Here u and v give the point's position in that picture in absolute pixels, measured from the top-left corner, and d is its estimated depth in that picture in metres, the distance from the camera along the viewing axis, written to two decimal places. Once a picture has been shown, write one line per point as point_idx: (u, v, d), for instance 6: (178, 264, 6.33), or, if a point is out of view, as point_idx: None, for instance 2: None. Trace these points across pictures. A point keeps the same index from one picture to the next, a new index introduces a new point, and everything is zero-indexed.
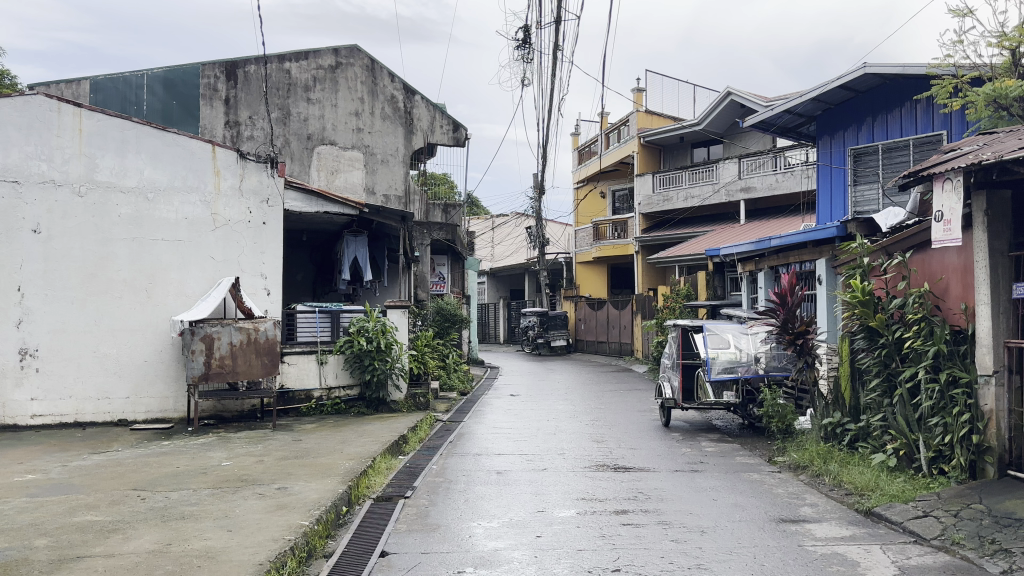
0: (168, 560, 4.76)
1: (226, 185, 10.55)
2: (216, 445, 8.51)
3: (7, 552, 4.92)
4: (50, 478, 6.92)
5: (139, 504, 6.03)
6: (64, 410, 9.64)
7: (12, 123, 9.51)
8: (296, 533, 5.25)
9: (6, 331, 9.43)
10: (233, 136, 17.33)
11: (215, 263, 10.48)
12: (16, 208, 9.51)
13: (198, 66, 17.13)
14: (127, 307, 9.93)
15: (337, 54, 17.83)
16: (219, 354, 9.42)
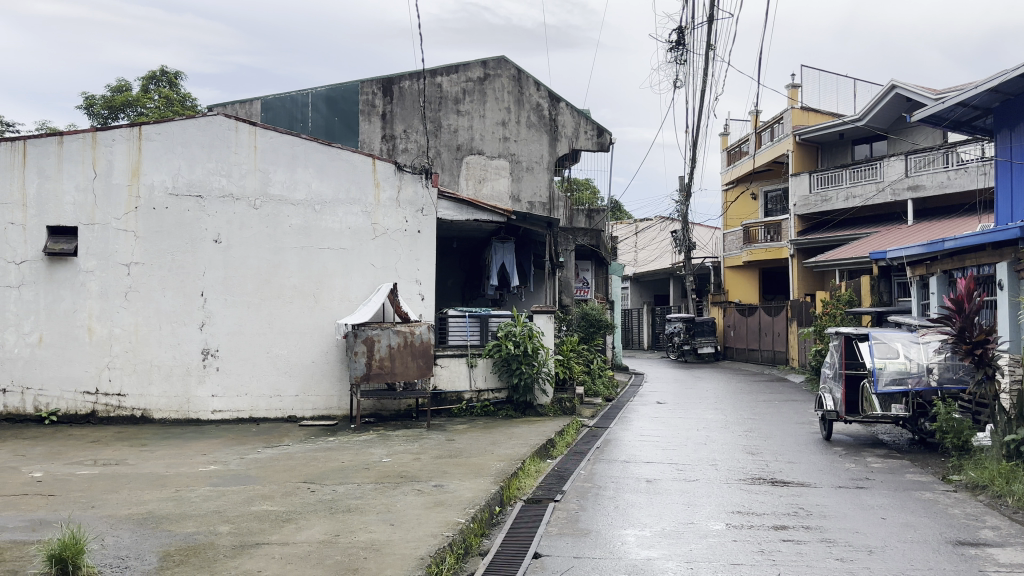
0: (337, 551, 5.04)
1: (385, 197, 11.04)
2: (376, 442, 8.92)
3: (196, 536, 5.37)
4: (231, 469, 7.50)
5: (308, 496, 6.42)
6: (241, 406, 10.39)
7: (197, 142, 10.42)
8: (453, 529, 5.41)
9: (191, 332, 10.30)
10: (389, 149, 18.13)
11: (375, 269, 10.99)
12: (200, 220, 10.38)
13: (357, 83, 18.05)
14: (296, 312, 10.60)
15: (485, 66, 18.29)
16: (379, 355, 9.87)
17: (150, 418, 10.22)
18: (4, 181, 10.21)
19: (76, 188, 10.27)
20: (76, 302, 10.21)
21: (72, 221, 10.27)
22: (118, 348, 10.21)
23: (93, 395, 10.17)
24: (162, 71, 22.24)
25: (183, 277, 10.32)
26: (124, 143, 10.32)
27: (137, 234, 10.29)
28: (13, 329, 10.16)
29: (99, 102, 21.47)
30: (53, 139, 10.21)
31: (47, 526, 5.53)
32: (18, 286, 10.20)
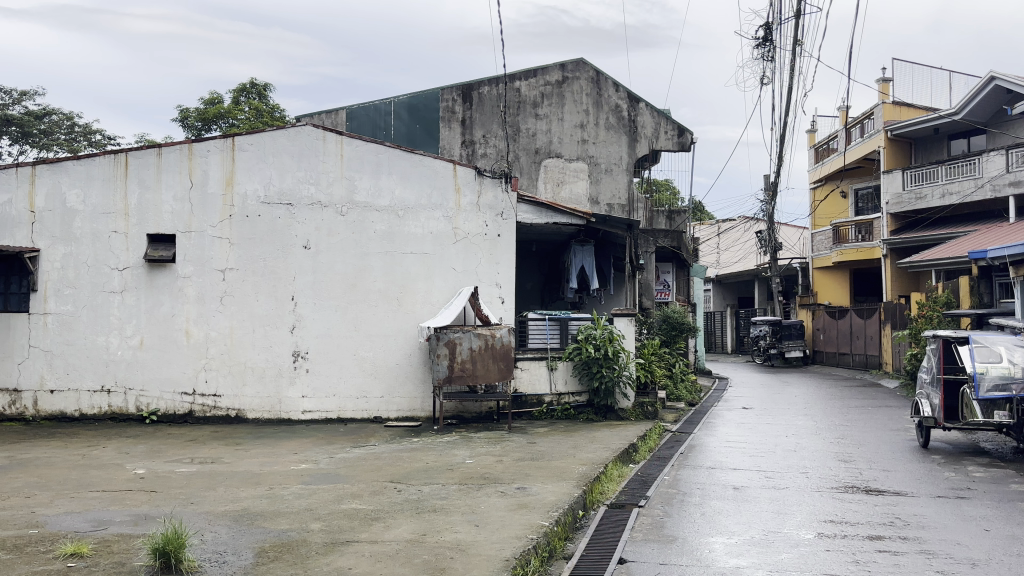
0: (425, 550, 5.13)
1: (466, 202, 11.15)
2: (459, 444, 9.03)
3: (289, 533, 5.55)
4: (320, 467, 7.72)
5: (395, 495, 6.55)
6: (329, 407, 10.69)
7: (287, 152, 10.79)
8: (538, 532, 5.43)
9: (282, 335, 10.67)
10: (469, 154, 18.34)
11: (456, 273, 11.11)
12: (290, 227, 10.75)
13: (437, 90, 18.32)
14: (381, 315, 10.83)
15: (563, 69, 18.32)
16: (461, 358, 9.99)
17: (244, 418, 10.61)
18: (109, 191, 10.73)
19: (175, 198, 10.75)
20: (175, 307, 10.69)
21: (170, 229, 10.75)
22: (214, 350, 10.65)
23: (191, 396, 10.63)
24: (252, 83, 23.07)
25: (275, 282, 10.70)
26: (218, 154, 10.76)
27: (231, 241, 10.72)
28: (116, 333, 10.66)
29: (194, 114, 22.49)
30: (153, 151, 10.72)
31: (152, 521, 5.81)
32: (121, 291, 10.69)
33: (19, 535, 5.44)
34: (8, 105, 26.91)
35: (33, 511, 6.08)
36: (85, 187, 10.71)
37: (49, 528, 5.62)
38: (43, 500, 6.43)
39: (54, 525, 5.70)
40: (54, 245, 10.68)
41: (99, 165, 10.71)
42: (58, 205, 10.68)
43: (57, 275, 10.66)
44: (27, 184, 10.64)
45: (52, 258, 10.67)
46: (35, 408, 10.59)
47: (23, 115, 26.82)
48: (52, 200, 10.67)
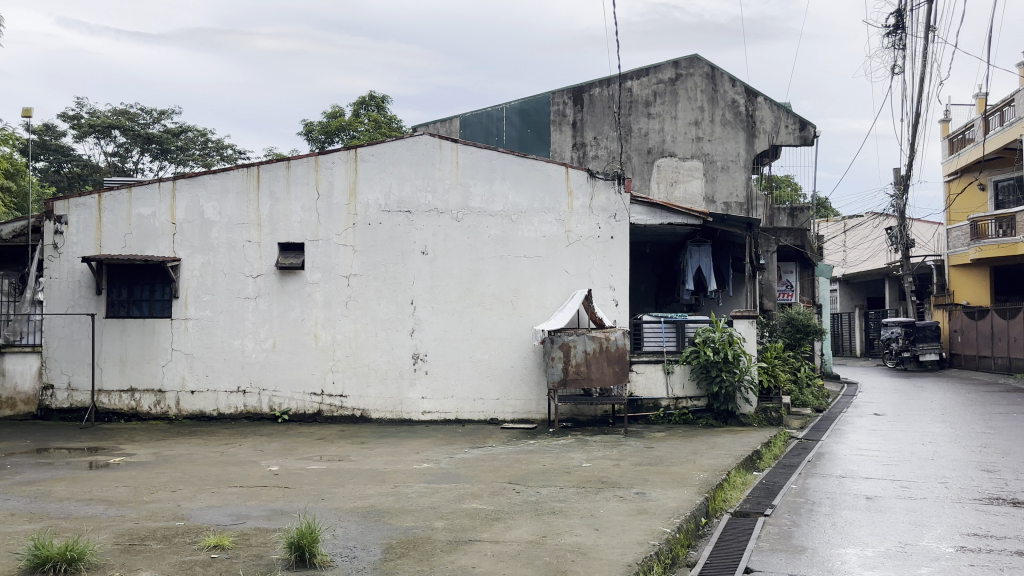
0: (545, 552, 5.17)
1: (578, 204, 11.11)
2: (576, 447, 9.04)
3: (414, 531, 5.72)
4: (442, 467, 7.92)
5: (515, 497, 6.63)
6: (448, 408, 10.94)
7: (405, 160, 11.12)
8: (660, 538, 5.38)
9: (403, 338, 11.02)
10: (580, 157, 18.35)
11: (569, 276, 11.08)
12: (409, 233, 11.09)
13: (549, 95, 18.42)
14: (496, 318, 10.98)
15: (677, 67, 18.06)
16: (575, 361, 10.00)
17: (368, 418, 11.02)
18: (242, 203, 11.36)
19: (302, 208, 11.28)
20: (303, 311, 11.22)
21: (298, 238, 11.29)
22: (340, 353, 11.11)
23: (319, 396, 11.13)
24: (371, 95, 23.89)
25: (395, 287, 11.07)
26: (341, 165, 11.22)
27: (355, 248, 11.15)
28: (250, 337, 11.27)
29: (317, 128, 23.58)
30: (282, 164, 11.29)
31: (286, 515, 6.12)
32: (254, 297, 11.30)
33: (168, 526, 5.85)
34: (149, 124, 29.00)
35: (179, 504, 6.52)
36: (221, 200, 11.38)
37: (193, 520, 6.01)
38: (188, 494, 6.89)
39: (198, 518, 6.10)
40: (193, 254, 11.38)
41: (233, 179, 11.36)
42: (197, 217, 11.38)
43: (196, 283, 11.37)
44: (169, 198, 11.40)
45: (191, 267, 11.38)
46: (178, 407, 11.30)
47: (162, 133, 28.85)
48: (191, 213, 11.38)
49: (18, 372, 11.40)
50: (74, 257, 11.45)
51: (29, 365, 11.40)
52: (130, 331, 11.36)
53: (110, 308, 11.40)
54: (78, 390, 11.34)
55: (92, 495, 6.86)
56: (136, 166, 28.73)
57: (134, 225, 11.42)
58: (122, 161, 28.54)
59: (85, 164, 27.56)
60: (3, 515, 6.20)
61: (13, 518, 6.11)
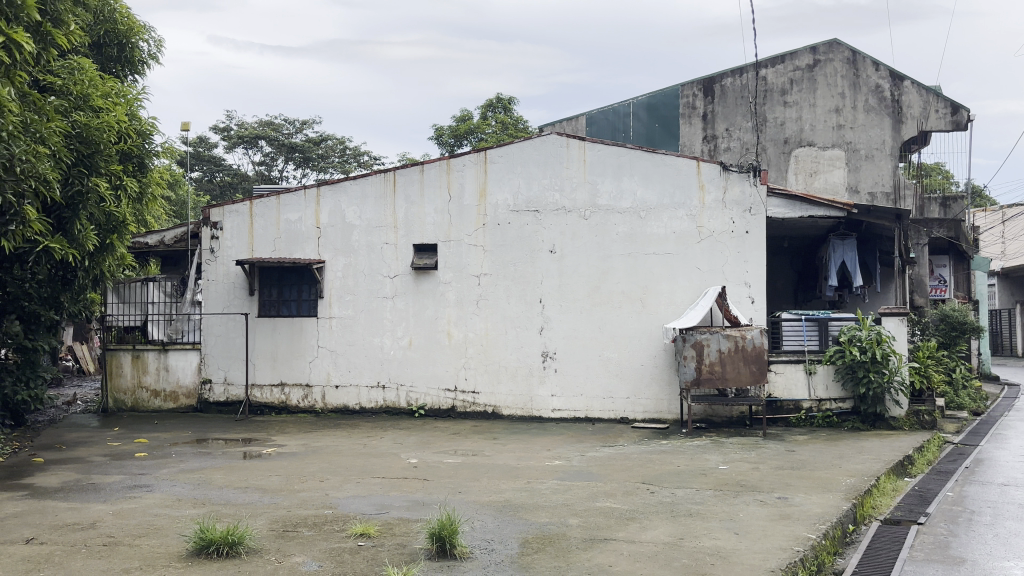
0: (684, 554, 5.08)
1: (710, 199, 10.69)
2: (712, 448, 8.83)
3: (550, 527, 5.76)
4: (575, 465, 7.94)
5: (650, 497, 6.56)
6: (577, 406, 10.94)
7: (533, 160, 11.20)
8: (805, 545, 5.17)
9: (532, 336, 11.12)
10: (711, 150, 17.92)
11: (701, 273, 10.69)
12: (538, 232, 11.17)
13: (678, 87, 18.08)
14: (626, 316, 10.83)
15: (815, 52, 17.24)
16: (709, 360, 9.75)
17: (500, 415, 11.20)
18: (380, 206, 11.80)
19: (435, 210, 11.59)
20: (437, 310, 11.53)
21: (432, 239, 11.60)
22: (472, 350, 11.35)
23: (453, 392, 11.43)
24: (498, 97, 24.20)
25: (525, 286, 11.18)
26: (472, 167, 11.43)
27: (485, 247, 11.35)
28: (389, 334, 11.71)
29: (447, 132, 24.18)
30: (416, 168, 11.64)
31: (426, 507, 6.31)
32: (391, 296, 11.72)
33: (317, 514, 6.16)
34: (293, 134, 30.61)
35: (327, 493, 6.86)
36: (361, 204, 11.86)
37: (340, 509, 6.31)
38: (335, 484, 7.23)
39: (344, 507, 6.39)
40: (336, 256, 11.93)
41: (372, 184, 11.82)
42: (339, 221, 11.92)
43: (339, 283, 11.91)
44: (313, 203, 12.00)
45: (334, 269, 11.93)
46: (323, 401, 11.89)
47: (304, 142, 30.40)
48: (334, 217, 11.93)
49: (180, 368, 12.29)
50: (229, 261, 12.25)
51: (189, 361, 12.26)
52: (279, 329, 12.02)
53: (261, 308, 12.10)
54: (234, 385, 12.13)
55: (248, 483, 7.32)
56: (281, 174, 30.43)
57: (283, 230, 12.09)
58: (268, 169, 30.31)
59: (235, 174, 29.43)
60: (172, 499, 6.72)
61: (181, 502, 6.62)
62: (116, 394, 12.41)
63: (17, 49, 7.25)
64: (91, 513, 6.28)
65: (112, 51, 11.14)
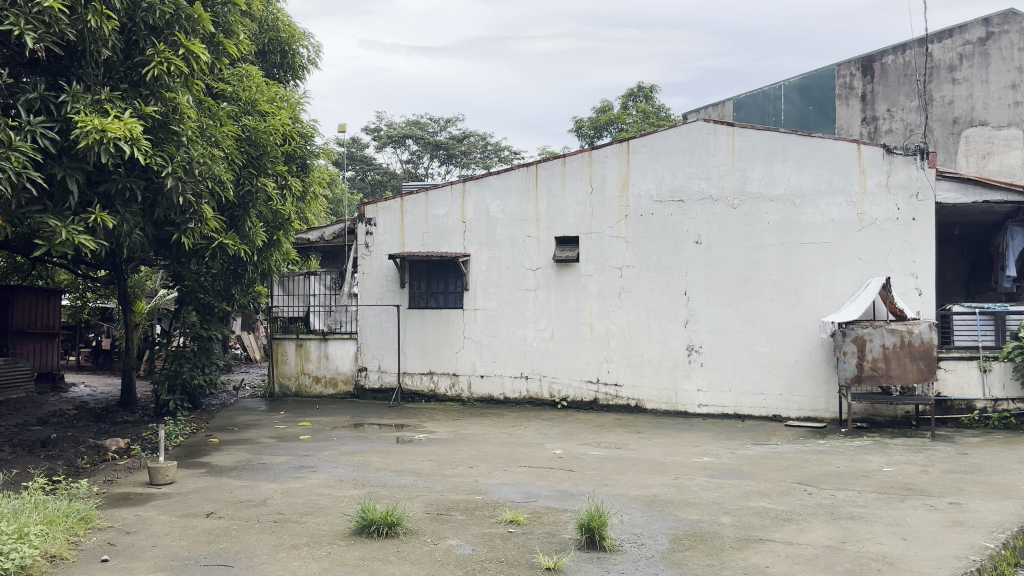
0: (846, 558, 4.84)
1: (873, 183, 9.97)
2: (874, 449, 8.34)
3: (702, 524, 5.63)
4: (725, 462, 7.72)
5: (807, 498, 6.28)
6: (725, 402, 10.60)
7: (678, 149, 10.93)
8: (982, 554, 4.79)
9: (677, 329, 10.89)
10: (871, 132, 16.95)
11: (862, 263, 10.01)
12: (682, 223, 10.91)
13: (834, 67, 17.36)
14: (779, 309, 10.34)
15: (988, 24, 15.79)
16: (872, 356, 9.20)
17: (643, 408, 11.08)
18: (523, 200, 11.93)
19: (577, 202, 11.59)
20: (579, 302, 11.53)
21: (574, 231, 11.60)
22: (615, 342, 11.27)
23: (595, 384, 11.40)
24: (639, 87, 23.87)
25: (669, 278, 10.96)
26: (615, 158, 11.33)
27: (628, 239, 11.23)
28: (532, 326, 11.83)
29: (586, 124, 24.06)
30: (559, 161, 11.68)
31: (575, 498, 6.33)
32: (534, 289, 11.83)
33: (469, 499, 6.32)
34: (437, 132, 31.47)
35: (477, 480, 7.02)
36: (505, 198, 12.04)
37: (490, 496, 6.44)
38: (484, 471, 7.39)
39: (494, 493, 6.51)
40: (481, 250, 12.19)
41: (515, 178, 11.96)
42: (483, 216, 12.17)
43: (483, 275, 12.16)
44: (459, 199, 12.32)
45: (479, 262, 12.19)
46: (470, 390, 12.20)
47: (449, 140, 31.20)
48: (479, 212, 12.19)
49: (339, 356, 12.99)
50: (382, 255, 12.79)
51: (347, 350, 12.94)
52: (429, 321, 12.45)
53: (412, 300, 12.59)
54: (388, 372, 12.67)
55: (402, 467, 7.62)
56: (427, 171, 31.43)
57: (431, 225, 12.49)
58: (415, 167, 31.43)
59: (384, 172, 30.65)
60: (333, 480, 7.10)
61: (342, 483, 6.97)
62: (281, 380, 13.27)
63: (195, 59, 7.85)
64: (262, 491, 6.74)
65: (276, 58, 11.84)
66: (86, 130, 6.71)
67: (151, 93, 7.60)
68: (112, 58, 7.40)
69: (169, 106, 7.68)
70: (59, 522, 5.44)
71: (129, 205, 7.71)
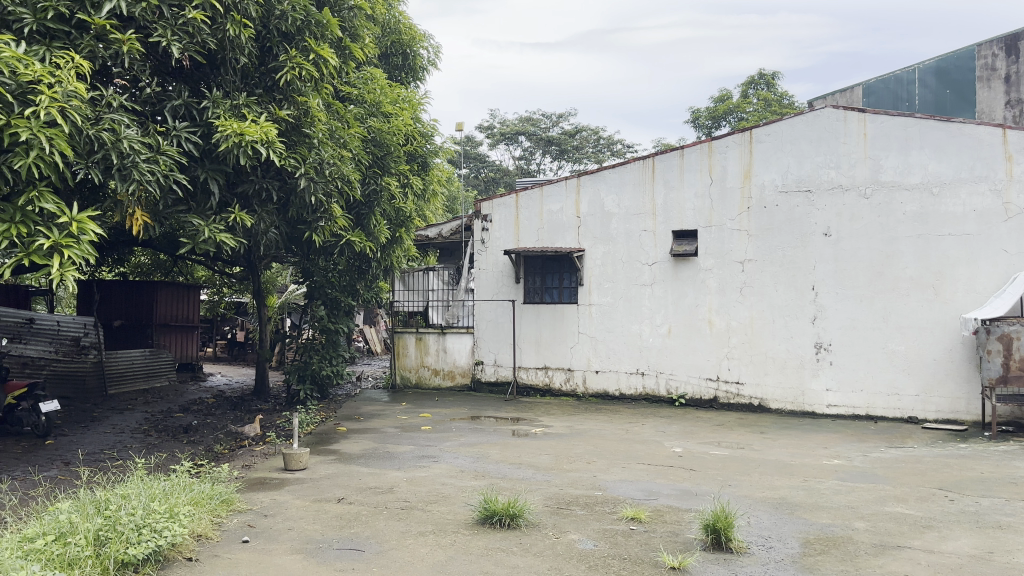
0: (995, 569, 4.54)
1: (1021, 170, 9.28)
2: (1022, 454, 7.78)
3: (833, 529, 5.42)
4: (856, 465, 7.39)
5: (949, 505, 5.92)
6: (857, 402, 10.14)
7: (805, 137, 10.53)
8: None
9: (803, 326, 10.50)
10: (1016, 116, 15.72)
11: (1009, 256, 9.33)
12: (810, 214, 10.49)
13: (973, 48, 16.28)
14: (915, 305, 9.79)
15: None
16: (1019, 356, 8.62)
17: (767, 408, 10.76)
18: (639, 194, 11.80)
19: (696, 194, 11.36)
20: (698, 297, 11.30)
21: (693, 225, 11.38)
22: (737, 339, 10.98)
23: (715, 382, 11.15)
24: (760, 74, 23.19)
25: (795, 272, 10.58)
26: (736, 148, 11.05)
27: (750, 232, 10.92)
28: (648, 322, 11.69)
29: (704, 115, 23.86)
30: (677, 153, 11.50)
31: (698, 497, 6.21)
32: (651, 284, 11.69)
33: (588, 495, 6.31)
34: (550, 127, 31.63)
35: (596, 475, 7.01)
36: (620, 192, 11.95)
37: (611, 492, 6.40)
38: (603, 466, 7.37)
39: (614, 490, 6.48)
40: (595, 245, 12.15)
41: (631, 171, 11.86)
42: (598, 210, 12.12)
43: (598, 270, 12.12)
44: (574, 194, 12.31)
45: (593, 257, 12.16)
46: (585, 386, 12.20)
47: (561, 135, 31.22)
48: (594, 206, 12.15)
49: (457, 350, 13.30)
50: (498, 251, 13.01)
51: (464, 344, 13.23)
52: (544, 316, 12.54)
53: (526, 295, 12.74)
54: (503, 366, 12.86)
55: (521, 460, 7.69)
56: (539, 167, 31.65)
57: (546, 220, 12.56)
58: (527, 163, 31.73)
59: (498, 169, 31.09)
60: (455, 470, 7.25)
61: (463, 473, 7.12)
62: (403, 372, 13.72)
63: (324, 63, 8.18)
64: (388, 479, 6.96)
65: (398, 60, 12.20)
66: (226, 134, 7.08)
67: (285, 97, 7.98)
68: (248, 64, 7.80)
69: (302, 109, 8.03)
70: (204, 503, 5.79)
71: (264, 204, 8.12)
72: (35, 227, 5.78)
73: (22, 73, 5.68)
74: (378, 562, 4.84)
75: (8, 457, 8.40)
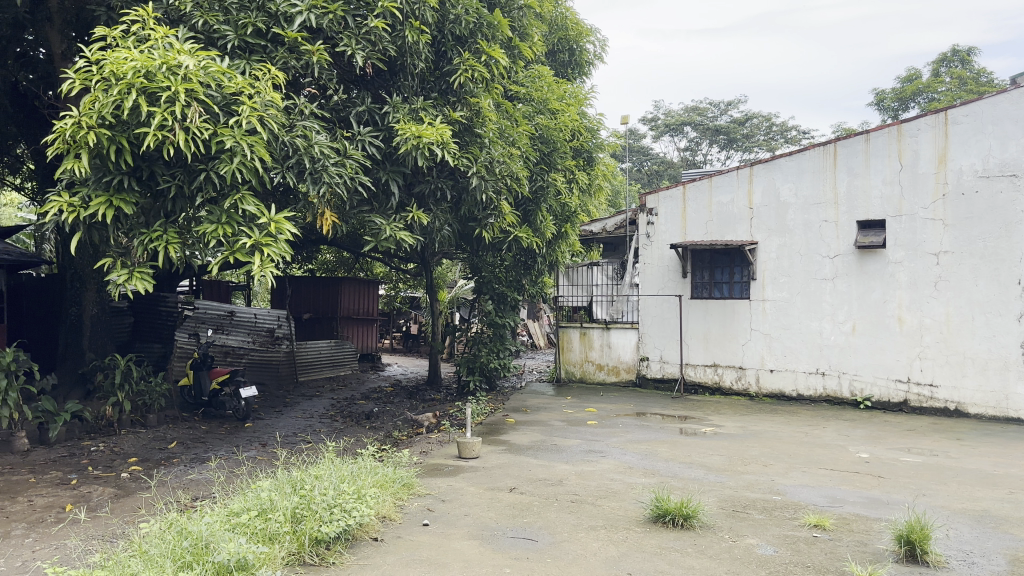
0: None
1: None
2: None
3: None
4: None
5: None
6: None
7: (1009, 116, 9.59)
8: None
9: (1008, 324, 9.58)
10: None
11: None
12: (1015, 201, 9.54)
13: None
14: None
15: None
16: None
17: (965, 413, 9.92)
18: (818, 183, 11.24)
19: (883, 182, 10.66)
20: (887, 292, 10.61)
21: (880, 215, 10.70)
22: (930, 337, 10.21)
23: (905, 384, 10.43)
24: (955, 51, 21.50)
25: (998, 265, 9.67)
26: (929, 131, 10.25)
27: (946, 222, 10.11)
28: (829, 318, 11.11)
29: (890, 96, 22.42)
30: (861, 138, 10.84)
31: (888, 506, 5.84)
32: (832, 278, 11.09)
33: (766, 498, 6.09)
34: (717, 116, 30.80)
35: (773, 479, 6.75)
36: (797, 181, 11.43)
37: (790, 497, 6.16)
38: (780, 470, 7.09)
39: (793, 495, 6.22)
40: (769, 238, 11.70)
41: (809, 158, 11.31)
42: (772, 201, 11.66)
43: (773, 264, 11.66)
44: (745, 184, 11.92)
45: (768, 250, 11.71)
46: (758, 385, 11.79)
47: (729, 123, 30.28)
48: (767, 197, 11.71)
49: (621, 346, 13.28)
50: (664, 245, 12.83)
51: (629, 339, 13.18)
52: (712, 312, 12.24)
53: (694, 289, 12.50)
54: (670, 363, 12.68)
55: (692, 459, 7.55)
56: (705, 157, 30.95)
57: (715, 212, 12.24)
58: (693, 154, 31.18)
59: (662, 161, 30.77)
60: (625, 466, 7.23)
61: (633, 470, 7.07)
62: (567, 366, 13.90)
63: (495, 64, 8.41)
64: (559, 471, 7.04)
65: (563, 56, 12.29)
66: (406, 137, 7.42)
67: (458, 99, 8.26)
68: (425, 69, 8.16)
69: (474, 109, 8.26)
70: (388, 486, 6.12)
71: (439, 203, 8.45)
72: (238, 227, 6.27)
73: (225, 86, 6.24)
74: (552, 553, 4.92)
75: (214, 437, 9.27)
